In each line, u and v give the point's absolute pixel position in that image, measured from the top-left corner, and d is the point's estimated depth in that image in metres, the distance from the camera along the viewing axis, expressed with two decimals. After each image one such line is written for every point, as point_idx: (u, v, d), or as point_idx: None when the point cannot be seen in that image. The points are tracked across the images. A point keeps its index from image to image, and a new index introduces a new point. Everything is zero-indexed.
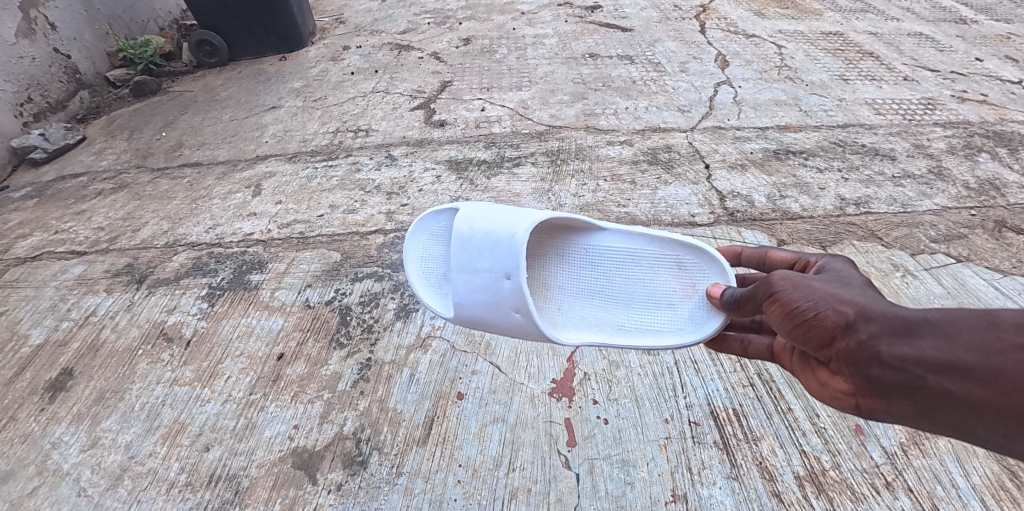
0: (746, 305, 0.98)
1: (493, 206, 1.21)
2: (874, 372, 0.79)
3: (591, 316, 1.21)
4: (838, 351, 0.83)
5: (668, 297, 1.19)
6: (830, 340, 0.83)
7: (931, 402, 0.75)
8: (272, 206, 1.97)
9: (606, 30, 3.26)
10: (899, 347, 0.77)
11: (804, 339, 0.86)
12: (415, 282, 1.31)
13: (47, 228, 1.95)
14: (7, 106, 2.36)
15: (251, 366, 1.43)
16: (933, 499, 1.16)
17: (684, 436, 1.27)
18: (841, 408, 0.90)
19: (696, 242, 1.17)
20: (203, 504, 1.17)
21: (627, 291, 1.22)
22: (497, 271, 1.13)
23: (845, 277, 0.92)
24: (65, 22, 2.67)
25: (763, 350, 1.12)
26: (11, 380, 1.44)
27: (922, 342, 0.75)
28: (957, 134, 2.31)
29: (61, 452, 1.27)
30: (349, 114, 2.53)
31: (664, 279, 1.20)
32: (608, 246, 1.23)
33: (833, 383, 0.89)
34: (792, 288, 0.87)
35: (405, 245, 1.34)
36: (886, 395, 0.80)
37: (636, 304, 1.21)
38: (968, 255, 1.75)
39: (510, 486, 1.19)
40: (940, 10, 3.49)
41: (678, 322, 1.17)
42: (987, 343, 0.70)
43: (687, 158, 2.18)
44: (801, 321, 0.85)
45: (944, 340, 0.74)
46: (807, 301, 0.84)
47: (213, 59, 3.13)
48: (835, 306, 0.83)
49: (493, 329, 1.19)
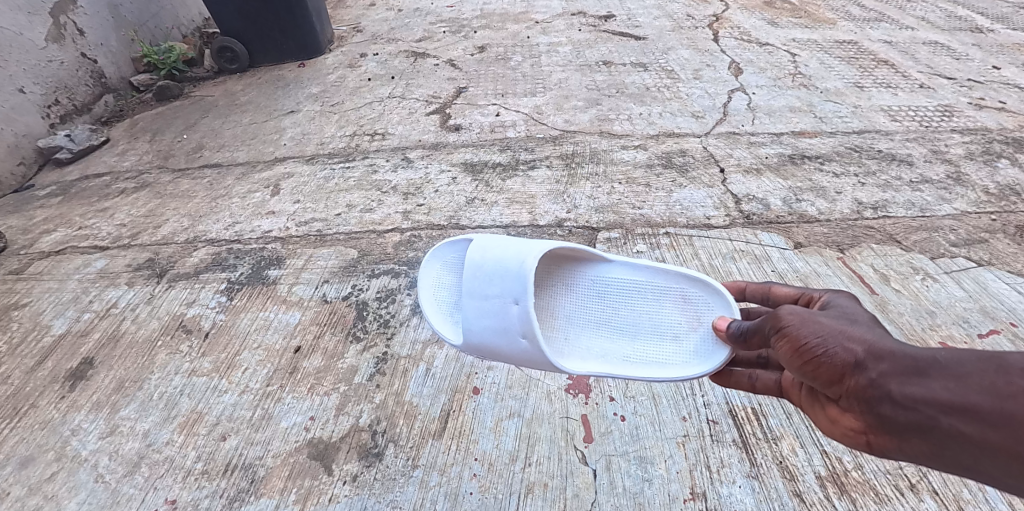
0: (753, 338, 0.94)
1: (505, 237, 1.21)
2: (885, 410, 0.75)
3: (597, 347, 1.19)
4: (847, 388, 0.78)
5: (675, 329, 1.16)
6: (839, 377, 0.78)
7: (944, 443, 0.70)
8: (291, 205, 1.99)
9: (620, 38, 3.29)
10: (910, 386, 0.72)
11: (813, 376, 0.81)
12: (427, 308, 1.29)
13: (70, 224, 1.99)
14: (34, 107, 2.43)
15: (268, 358, 1.44)
16: (961, 502, 1.12)
17: (702, 434, 1.26)
18: (853, 445, 0.84)
19: (701, 275, 1.15)
20: (219, 493, 1.17)
21: (633, 322, 1.20)
22: (506, 298, 1.11)
23: (851, 314, 0.88)
24: (93, 28, 2.75)
25: (772, 386, 1.06)
26: (33, 368, 1.46)
27: (932, 382, 0.71)
28: (975, 140, 2.29)
29: (80, 438, 1.29)
30: (366, 118, 2.57)
31: (673, 310, 1.18)
32: (616, 278, 1.23)
33: (843, 420, 0.83)
34: (801, 324, 0.82)
35: (420, 273, 1.35)
36: (898, 435, 0.75)
37: (641, 335, 1.18)
38: (989, 259, 1.72)
39: (526, 481, 1.18)
40: (956, 20, 3.48)
41: (683, 354, 1.13)
42: (997, 386, 0.66)
43: (701, 163, 2.18)
44: (810, 358, 0.80)
45: (955, 381, 0.69)
46: (816, 337, 0.80)
47: (233, 66, 3.19)
48: (844, 343, 0.78)
49: (500, 357, 1.16)
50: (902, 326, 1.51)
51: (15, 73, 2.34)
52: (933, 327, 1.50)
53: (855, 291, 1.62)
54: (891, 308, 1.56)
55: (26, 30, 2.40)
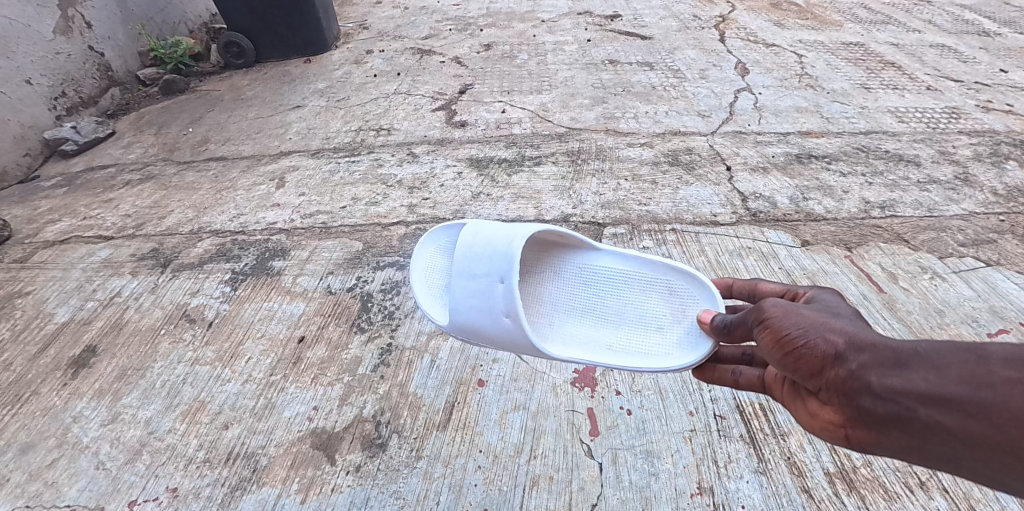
0: (736, 331, 0.92)
1: (497, 221, 1.20)
2: (864, 403, 0.72)
3: (581, 334, 1.17)
4: (827, 381, 0.75)
5: (659, 321, 1.15)
6: (820, 369, 0.76)
7: (924, 436, 0.67)
8: (295, 198, 1.99)
9: (626, 38, 3.29)
10: (890, 377, 0.70)
11: (793, 369, 0.78)
12: (417, 288, 1.29)
13: (75, 215, 1.98)
14: (41, 99, 2.43)
15: (272, 347, 1.43)
16: (971, 501, 1.11)
17: (709, 430, 1.24)
18: (831, 439, 0.81)
19: (688, 267, 1.15)
20: (220, 481, 1.16)
21: (619, 312, 1.19)
22: (493, 277, 1.09)
23: (834, 308, 0.86)
24: (101, 21, 2.76)
25: (755, 382, 1.02)
26: (36, 355, 1.45)
27: (912, 373, 0.68)
28: (983, 142, 2.28)
29: (82, 426, 1.28)
30: (371, 114, 2.57)
31: (659, 302, 1.17)
32: (605, 267, 1.22)
33: (822, 413, 0.80)
34: (783, 315, 0.80)
35: (414, 254, 1.35)
36: (877, 427, 0.72)
37: (625, 325, 1.17)
38: (998, 259, 1.71)
39: (531, 474, 1.17)
40: (962, 23, 3.48)
41: (664, 346, 1.11)
42: (978, 376, 0.64)
43: (708, 161, 2.17)
44: (791, 350, 0.78)
45: (934, 372, 0.67)
46: (797, 328, 0.78)
47: (240, 61, 3.20)
48: (825, 334, 0.76)
49: (483, 339, 1.13)
50: (910, 325, 1.49)
51: (22, 64, 2.34)
52: (941, 327, 1.49)
53: (862, 289, 1.60)
54: (899, 306, 1.55)
55: (34, 22, 2.40)
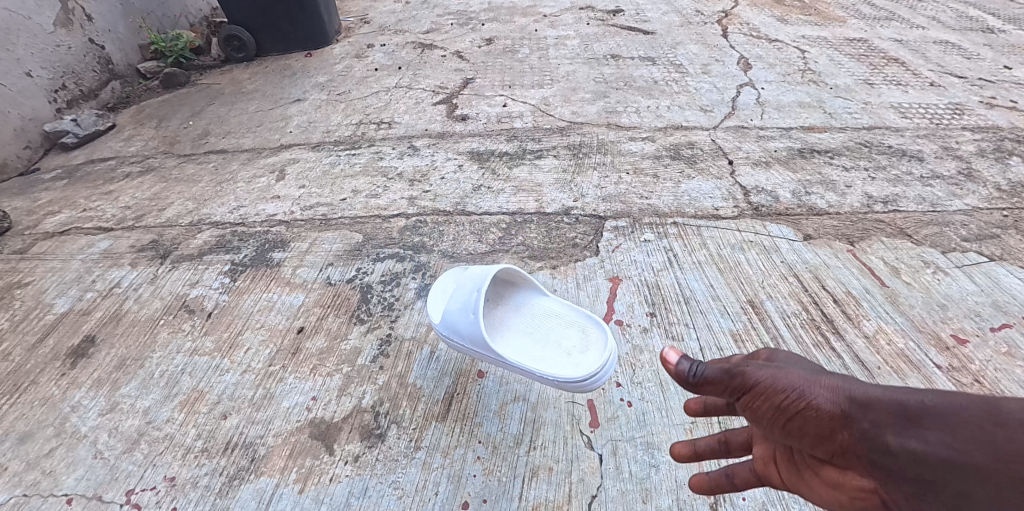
0: (708, 388, 0.83)
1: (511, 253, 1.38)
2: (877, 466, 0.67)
3: (516, 344, 1.28)
4: (838, 445, 0.70)
5: (585, 354, 1.24)
6: (827, 432, 0.70)
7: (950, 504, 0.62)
8: (296, 190, 1.98)
9: (628, 32, 3.28)
10: (908, 439, 0.65)
11: (798, 435, 0.74)
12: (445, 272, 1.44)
13: (75, 207, 1.98)
14: (42, 91, 2.42)
15: (271, 338, 1.42)
16: None
17: (710, 421, 1.24)
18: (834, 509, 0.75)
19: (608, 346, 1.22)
20: (218, 471, 1.16)
21: (552, 345, 1.27)
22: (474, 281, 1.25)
23: (805, 364, 0.83)
24: (101, 14, 2.75)
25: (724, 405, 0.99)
26: (35, 345, 1.45)
27: (929, 433, 0.64)
28: (987, 138, 2.27)
29: (80, 415, 1.27)
30: (372, 107, 2.56)
31: (595, 345, 1.26)
32: (569, 315, 1.34)
33: (822, 485, 0.74)
34: (776, 377, 0.76)
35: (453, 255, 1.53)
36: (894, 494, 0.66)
37: (555, 346, 1.27)
38: (1001, 254, 1.70)
39: (531, 464, 1.16)
40: (966, 20, 3.46)
41: (575, 368, 1.20)
42: (1000, 438, 0.60)
43: (710, 155, 2.16)
44: (793, 413, 0.74)
45: (949, 432, 0.63)
46: (794, 389, 0.74)
47: (240, 55, 3.19)
48: (826, 392, 0.72)
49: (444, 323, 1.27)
50: (913, 319, 1.48)
51: (22, 57, 2.34)
52: (945, 321, 1.48)
53: (864, 283, 1.59)
54: (902, 300, 1.54)
55: (34, 14, 2.41)
